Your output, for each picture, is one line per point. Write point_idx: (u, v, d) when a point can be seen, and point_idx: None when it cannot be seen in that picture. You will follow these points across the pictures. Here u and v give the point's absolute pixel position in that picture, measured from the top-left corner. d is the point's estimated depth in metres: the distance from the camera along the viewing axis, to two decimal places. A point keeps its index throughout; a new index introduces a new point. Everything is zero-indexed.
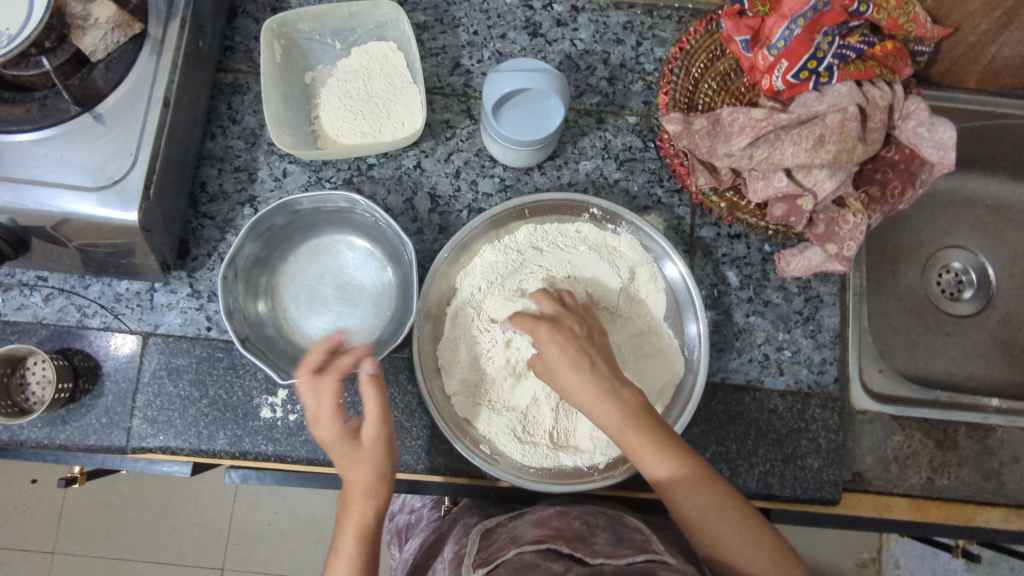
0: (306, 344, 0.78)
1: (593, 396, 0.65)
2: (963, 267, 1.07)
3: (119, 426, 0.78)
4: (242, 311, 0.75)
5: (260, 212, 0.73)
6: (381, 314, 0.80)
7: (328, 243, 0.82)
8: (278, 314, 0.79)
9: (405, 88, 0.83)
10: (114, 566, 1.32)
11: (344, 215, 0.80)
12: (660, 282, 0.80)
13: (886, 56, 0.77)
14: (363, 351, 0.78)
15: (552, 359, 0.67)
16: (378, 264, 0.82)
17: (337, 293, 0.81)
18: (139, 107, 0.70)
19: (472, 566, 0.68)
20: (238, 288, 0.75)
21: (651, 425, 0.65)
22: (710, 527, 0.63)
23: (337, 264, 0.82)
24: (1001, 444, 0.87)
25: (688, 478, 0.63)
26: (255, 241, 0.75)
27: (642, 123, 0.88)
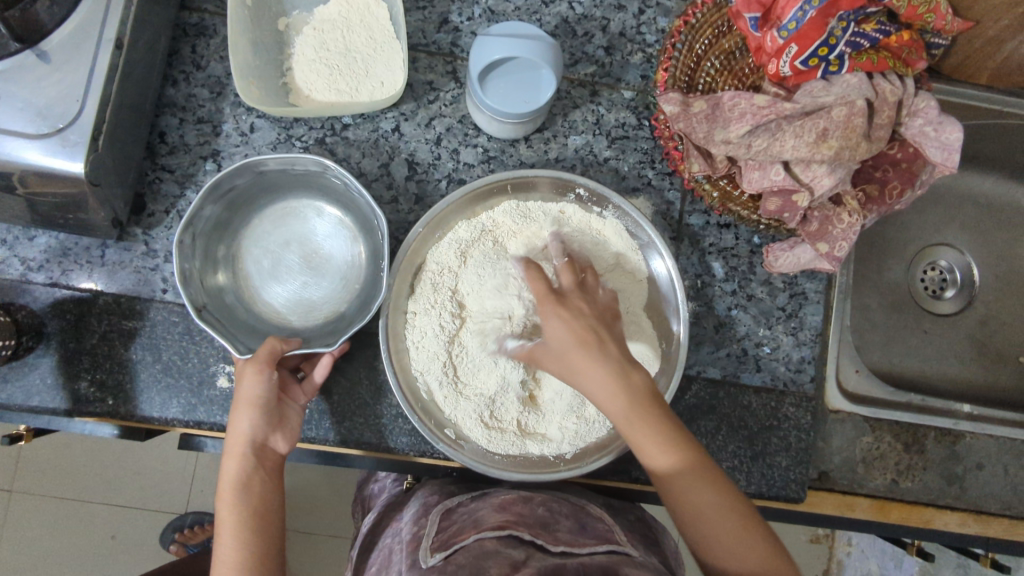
0: (268, 315, 0.74)
1: (602, 381, 0.59)
2: (949, 265, 1.05)
3: (66, 387, 0.74)
4: (200, 278, 0.70)
5: (221, 172, 0.67)
6: (349, 286, 0.76)
7: (296, 208, 0.77)
8: (238, 282, 0.75)
9: (386, 43, 0.77)
10: (69, 506, 1.27)
11: (313, 181, 0.75)
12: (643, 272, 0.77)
13: (901, 47, 0.72)
14: (328, 327, 0.74)
15: (560, 335, 0.60)
16: (347, 233, 0.77)
17: (302, 263, 0.76)
18: (88, 47, 0.64)
19: (430, 550, 0.65)
20: (196, 254, 0.70)
21: (669, 428, 0.59)
22: (716, 541, 0.58)
23: (304, 232, 0.77)
24: (968, 450, 0.87)
25: (692, 473, 0.58)
26: (215, 203, 0.70)
27: (638, 99, 0.83)
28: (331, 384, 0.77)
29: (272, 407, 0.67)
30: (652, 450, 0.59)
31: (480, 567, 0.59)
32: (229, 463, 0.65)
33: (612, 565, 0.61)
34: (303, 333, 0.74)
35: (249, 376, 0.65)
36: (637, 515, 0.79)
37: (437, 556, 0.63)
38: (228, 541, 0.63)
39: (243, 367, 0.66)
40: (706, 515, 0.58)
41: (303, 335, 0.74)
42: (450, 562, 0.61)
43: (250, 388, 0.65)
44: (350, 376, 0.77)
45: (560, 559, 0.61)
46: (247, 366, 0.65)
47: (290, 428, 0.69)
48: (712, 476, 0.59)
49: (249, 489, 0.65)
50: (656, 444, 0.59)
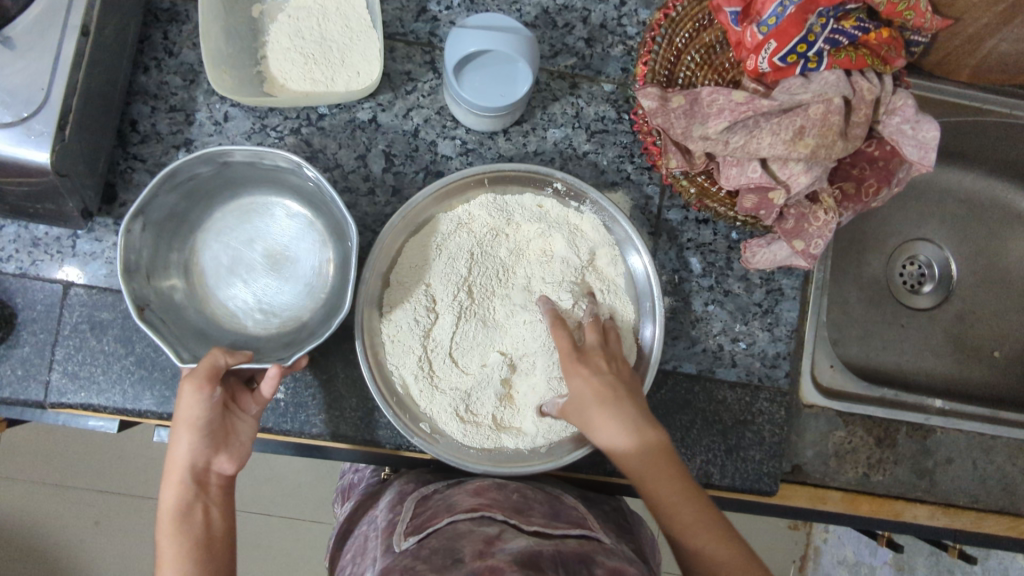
0: (223, 319, 0.74)
1: (618, 434, 0.64)
2: (928, 261, 1.06)
3: (37, 378, 0.73)
4: (151, 274, 0.69)
5: (181, 161, 0.66)
6: (312, 293, 0.76)
7: (262, 205, 0.77)
8: (194, 279, 0.74)
9: (362, 32, 0.76)
10: (52, 494, 1.27)
11: (282, 179, 0.74)
12: (616, 267, 0.77)
13: (880, 44, 0.71)
14: (284, 338, 0.74)
15: (581, 391, 0.67)
16: (316, 239, 0.77)
17: (265, 263, 0.76)
18: (53, 32, 0.62)
19: (404, 534, 0.65)
20: (146, 245, 0.68)
21: (627, 412, 0.65)
22: (683, 523, 0.61)
23: (271, 231, 0.77)
24: (938, 445, 0.88)
25: (645, 456, 0.64)
26: (174, 193, 0.69)
27: (618, 92, 0.82)
28: (306, 376, 0.76)
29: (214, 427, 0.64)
30: (607, 431, 0.65)
31: (451, 549, 0.60)
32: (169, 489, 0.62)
33: (585, 552, 0.61)
34: (259, 340, 0.73)
35: (188, 396, 0.61)
36: (612, 506, 0.80)
37: (411, 541, 0.63)
38: (170, 575, 0.61)
39: (182, 386, 0.62)
40: (668, 501, 0.62)
41: (260, 341, 0.74)
42: (423, 547, 0.61)
43: (189, 409, 0.62)
44: (326, 369, 0.77)
45: (534, 538, 0.61)
46: (185, 385, 0.61)
47: (235, 447, 0.66)
48: (671, 463, 0.64)
49: (192, 514, 0.63)
50: (612, 427, 0.65)
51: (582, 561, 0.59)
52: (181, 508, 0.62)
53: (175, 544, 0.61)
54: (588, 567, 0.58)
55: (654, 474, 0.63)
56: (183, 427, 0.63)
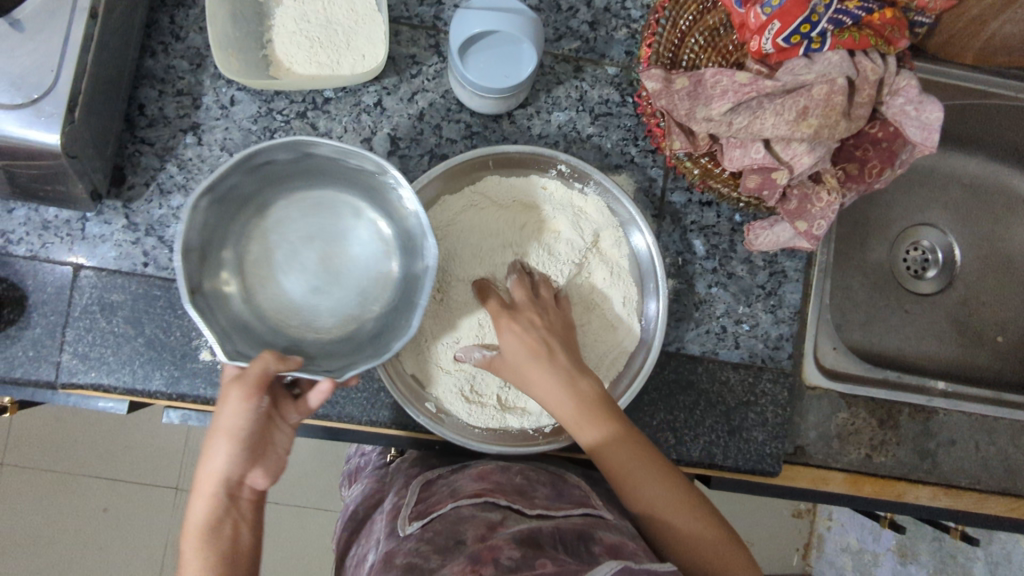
0: (270, 316, 0.69)
1: (555, 394, 0.67)
2: (931, 245, 1.06)
3: (48, 359, 0.74)
4: (204, 254, 0.64)
5: (262, 144, 0.61)
6: (365, 305, 0.72)
7: (330, 203, 0.72)
8: (247, 268, 0.69)
9: (367, 15, 0.76)
10: (64, 479, 1.28)
11: (364, 182, 0.69)
12: (620, 247, 0.78)
13: (884, 25, 0.72)
14: (332, 344, 0.70)
15: (513, 346, 0.68)
16: (380, 247, 0.73)
17: (322, 262, 0.72)
18: (61, 16, 0.63)
19: (408, 519, 0.66)
20: (205, 225, 0.63)
21: (600, 406, 0.67)
22: (656, 504, 0.64)
23: (332, 229, 0.73)
24: (940, 426, 0.89)
25: (624, 452, 0.65)
26: (244, 172, 0.64)
27: (622, 75, 0.83)
28: None
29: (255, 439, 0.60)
30: (562, 409, 0.67)
31: (456, 533, 0.61)
32: (202, 500, 0.58)
33: (586, 527, 0.62)
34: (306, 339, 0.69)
35: (233, 401, 0.58)
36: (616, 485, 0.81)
37: (414, 526, 0.64)
38: None
39: (227, 390, 0.58)
40: (646, 492, 0.64)
41: (310, 343, 0.69)
42: (428, 530, 0.63)
43: (232, 418, 0.58)
44: None
45: (536, 521, 0.62)
46: (232, 391, 0.58)
47: (273, 462, 0.62)
48: (639, 445, 0.66)
49: (219, 531, 0.58)
50: (566, 403, 0.67)
51: (580, 537, 0.60)
52: (207, 524, 0.58)
53: (198, 559, 0.56)
54: (586, 543, 0.59)
55: (628, 461, 0.65)
56: (223, 436, 0.59)
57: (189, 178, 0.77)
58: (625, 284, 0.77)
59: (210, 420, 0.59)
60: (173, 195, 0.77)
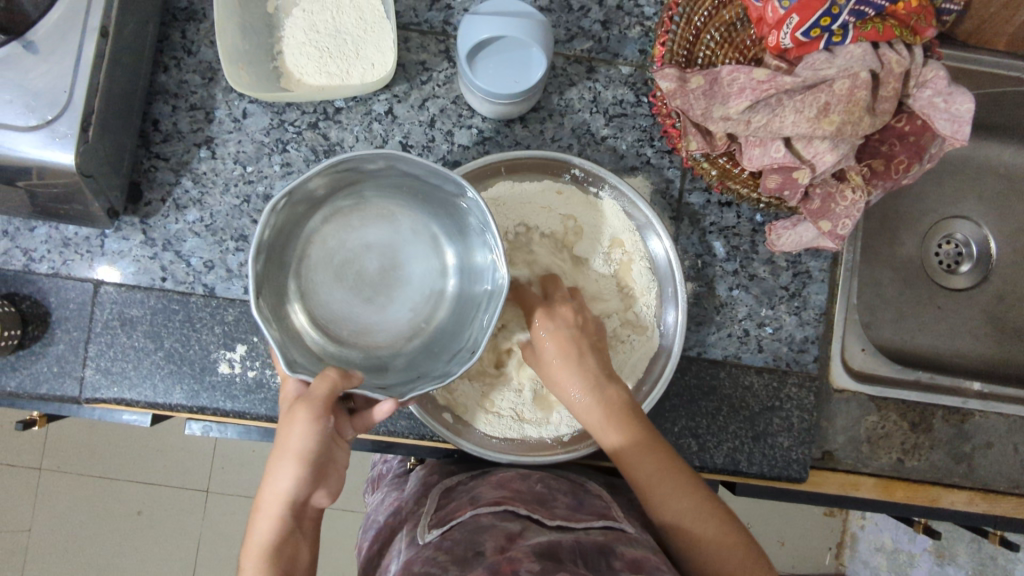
0: (325, 319, 0.64)
1: (582, 400, 0.67)
2: (964, 239, 1.02)
3: (72, 375, 0.75)
4: (273, 246, 0.59)
5: (352, 153, 0.56)
6: (419, 323, 0.67)
7: (394, 214, 0.67)
8: (306, 265, 0.64)
9: (376, 23, 0.76)
10: (96, 484, 1.31)
11: (442, 207, 0.65)
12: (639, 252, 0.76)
13: (909, 14, 0.68)
14: (384, 358, 0.64)
15: (546, 347, 0.67)
16: (439, 270, 0.68)
17: (380, 274, 0.67)
18: (73, 36, 0.63)
19: (428, 527, 0.66)
20: (281, 220, 0.58)
21: (631, 419, 0.66)
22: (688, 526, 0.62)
23: (394, 242, 0.68)
24: (976, 429, 0.85)
25: (662, 478, 0.64)
26: (324, 177, 0.58)
27: (636, 75, 0.81)
28: None
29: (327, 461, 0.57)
30: (593, 418, 0.66)
31: (475, 541, 0.60)
32: (263, 520, 0.56)
33: (606, 541, 0.61)
34: (360, 350, 0.64)
35: (300, 421, 0.55)
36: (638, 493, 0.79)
37: (433, 534, 0.63)
38: None
39: (295, 410, 0.55)
40: (675, 507, 0.63)
41: (367, 360, 0.64)
42: (446, 538, 0.62)
43: (299, 440, 0.55)
44: None
45: (558, 533, 0.62)
46: (301, 415, 0.55)
47: (336, 481, 0.58)
48: (670, 462, 0.65)
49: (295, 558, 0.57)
50: (595, 412, 0.66)
51: (602, 552, 0.59)
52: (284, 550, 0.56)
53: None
54: (608, 559, 0.58)
55: (662, 481, 0.64)
56: (290, 459, 0.55)
57: (204, 192, 0.77)
58: (646, 290, 0.75)
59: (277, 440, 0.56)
60: (189, 210, 0.77)
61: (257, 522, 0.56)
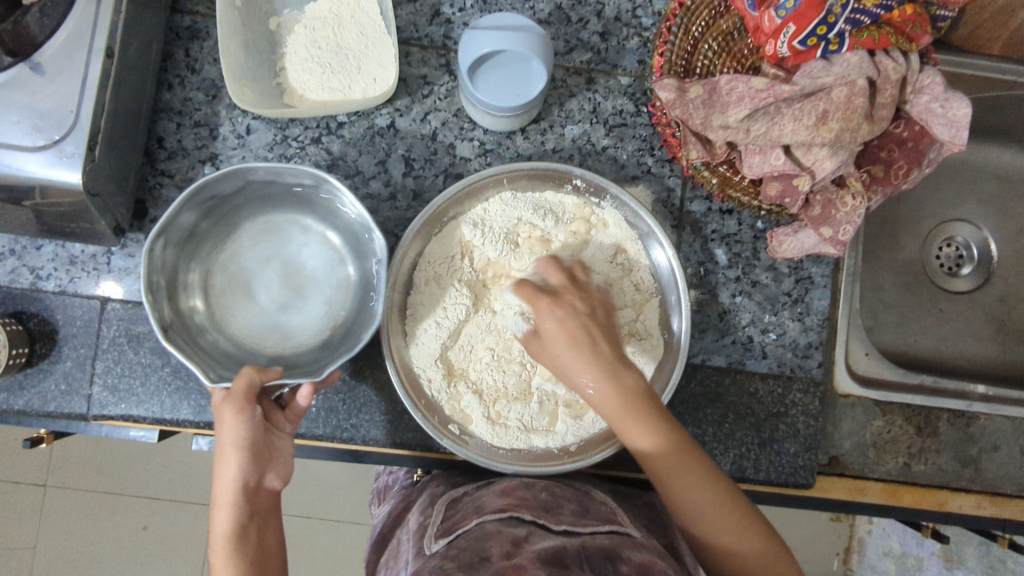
0: (249, 333, 0.76)
1: (593, 386, 0.63)
2: (965, 242, 1.02)
3: (79, 393, 0.76)
4: (172, 289, 0.71)
5: (204, 179, 0.67)
6: (332, 311, 0.77)
7: (278, 225, 0.78)
8: (213, 295, 0.76)
9: (377, 38, 0.76)
10: (102, 500, 1.31)
11: (299, 197, 0.75)
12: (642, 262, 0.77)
13: (904, 22, 0.69)
14: (307, 350, 0.76)
15: (554, 335, 0.63)
16: (335, 256, 0.78)
17: (283, 283, 0.78)
18: (80, 57, 0.64)
19: (434, 537, 0.66)
20: (169, 259, 0.70)
21: (649, 408, 0.63)
22: (709, 522, 0.62)
23: (282, 251, 0.78)
24: (982, 432, 0.85)
25: (683, 469, 0.62)
26: (194, 211, 0.70)
27: (636, 85, 0.82)
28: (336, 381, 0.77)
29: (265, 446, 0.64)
30: (605, 407, 0.63)
31: (481, 548, 0.59)
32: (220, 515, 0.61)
33: (612, 547, 0.61)
34: (286, 352, 0.76)
35: (228, 417, 0.62)
36: (646, 502, 0.79)
37: (440, 543, 0.63)
38: None
39: (221, 409, 0.63)
40: (696, 501, 0.62)
41: (290, 356, 0.76)
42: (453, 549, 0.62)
43: (231, 432, 0.62)
44: (355, 373, 0.78)
45: (562, 536, 0.62)
46: (225, 409, 0.62)
47: (281, 464, 0.65)
48: (689, 453, 0.63)
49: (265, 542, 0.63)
50: (610, 403, 0.62)
51: (608, 557, 0.58)
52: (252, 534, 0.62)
53: (229, 566, 0.59)
54: (614, 563, 0.58)
55: (680, 474, 0.62)
56: (229, 452, 0.62)
57: None
58: (645, 300, 0.76)
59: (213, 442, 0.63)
60: None
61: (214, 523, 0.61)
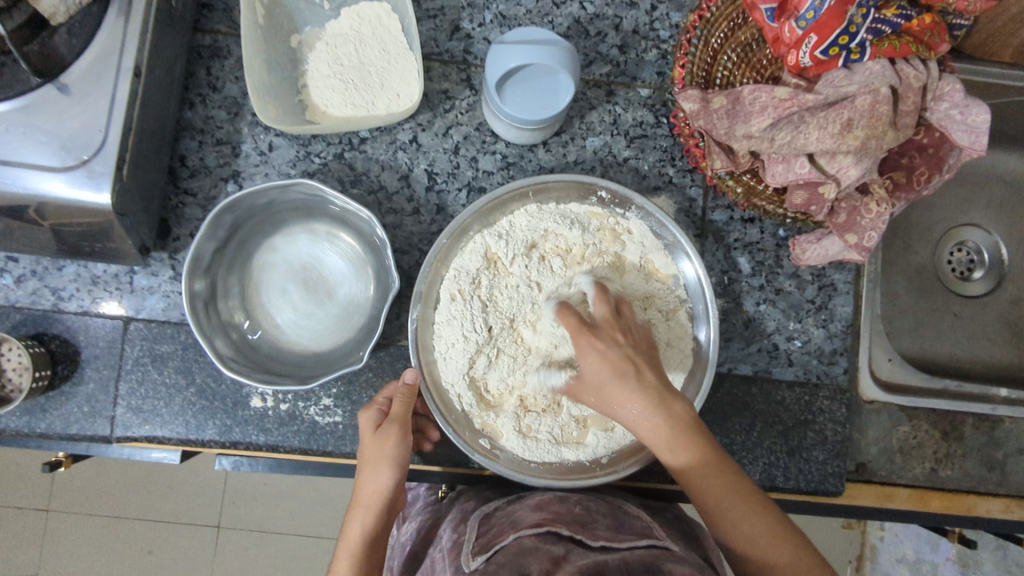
0: (290, 338, 0.77)
1: (635, 416, 0.62)
2: (976, 246, 1.03)
3: (103, 415, 0.75)
4: (212, 319, 0.72)
5: (215, 212, 0.68)
6: (358, 295, 0.78)
7: (289, 233, 0.79)
8: (249, 309, 0.77)
9: (399, 54, 0.76)
10: (108, 524, 1.28)
11: (278, 204, 0.76)
12: (669, 278, 0.77)
13: (922, 31, 0.70)
14: (357, 338, 0.76)
15: (597, 370, 0.62)
16: (339, 243, 0.79)
17: (307, 285, 0.78)
18: (108, 77, 0.64)
19: (471, 554, 0.65)
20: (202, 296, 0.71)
21: (693, 435, 0.62)
22: (763, 551, 0.59)
23: (301, 256, 0.79)
24: (1007, 435, 0.86)
25: (733, 502, 0.61)
26: (213, 240, 0.71)
27: (655, 96, 0.82)
28: (362, 398, 0.76)
29: (374, 451, 0.67)
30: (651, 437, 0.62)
31: (520, 563, 0.59)
32: (362, 514, 0.66)
33: (652, 558, 0.60)
34: (339, 350, 0.76)
35: (393, 433, 0.68)
36: (676, 514, 0.78)
37: (478, 560, 0.63)
38: None
39: (387, 425, 0.68)
40: (744, 530, 0.60)
41: (331, 351, 0.76)
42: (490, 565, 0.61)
43: (389, 446, 0.67)
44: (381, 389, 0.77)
45: (602, 553, 0.61)
46: (394, 425, 0.68)
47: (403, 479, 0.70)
48: (733, 478, 0.62)
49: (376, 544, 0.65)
50: (652, 432, 0.62)
51: (647, 568, 0.58)
52: (370, 535, 0.65)
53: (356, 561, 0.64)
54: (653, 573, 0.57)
55: (728, 506, 0.61)
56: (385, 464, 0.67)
57: None
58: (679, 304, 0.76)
59: (370, 450, 0.68)
60: None
61: (354, 517, 0.66)
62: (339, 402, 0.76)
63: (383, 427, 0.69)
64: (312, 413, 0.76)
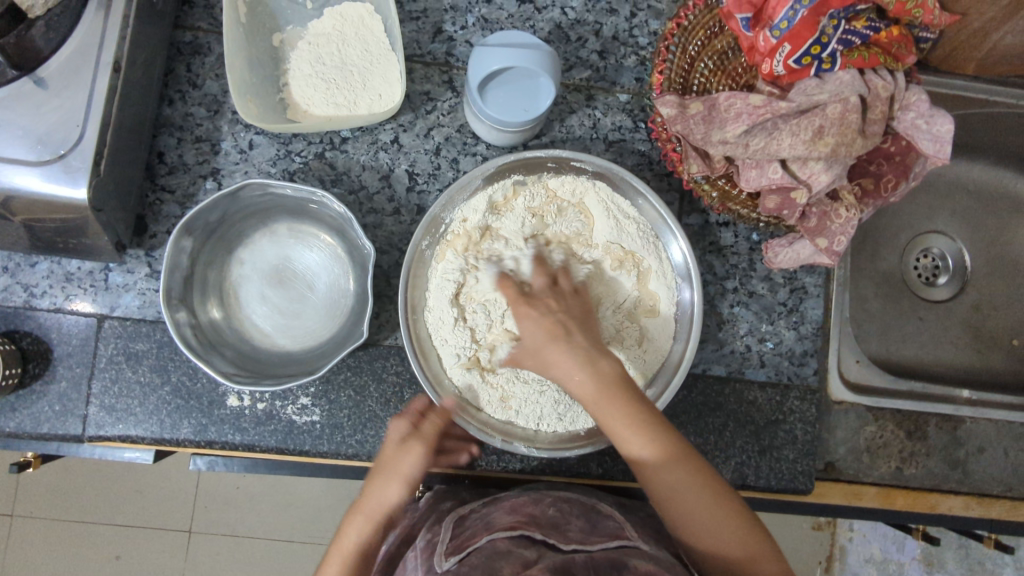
0: (276, 337, 0.77)
1: (574, 375, 0.62)
2: (941, 253, 1.06)
3: (74, 414, 0.74)
4: (194, 322, 0.72)
5: (190, 213, 0.68)
6: (338, 285, 0.78)
7: (259, 237, 0.78)
8: (229, 314, 0.77)
9: (382, 55, 0.77)
10: (75, 529, 1.26)
11: (238, 213, 0.75)
12: (516, 187, 0.75)
13: (891, 43, 0.72)
14: (348, 321, 0.76)
15: (532, 333, 0.64)
16: (312, 239, 0.79)
17: (283, 287, 0.78)
18: (86, 72, 0.63)
19: (444, 554, 0.65)
20: (180, 295, 0.71)
21: (626, 395, 0.61)
22: (691, 509, 0.61)
23: (273, 259, 0.79)
24: (968, 435, 0.88)
25: (666, 458, 0.61)
26: (192, 237, 0.71)
27: (633, 102, 0.84)
28: (341, 397, 0.76)
29: (395, 464, 0.65)
30: (584, 395, 0.62)
31: (493, 566, 0.59)
32: (357, 527, 0.65)
33: (621, 557, 0.61)
34: (336, 334, 0.75)
35: (415, 450, 0.66)
36: (650, 511, 0.79)
37: (451, 562, 0.63)
38: None
39: (411, 441, 0.66)
40: (672, 482, 0.61)
41: (319, 344, 0.76)
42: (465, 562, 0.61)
43: (408, 462, 0.66)
44: (360, 389, 0.77)
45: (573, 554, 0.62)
46: (420, 444, 0.66)
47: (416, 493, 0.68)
48: (669, 434, 0.61)
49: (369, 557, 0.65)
50: (584, 391, 0.62)
51: (615, 566, 0.59)
52: (362, 548, 0.65)
53: (340, 571, 0.64)
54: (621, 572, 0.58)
55: (662, 463, 0.61)
56: (399, 479, 0.66)
57: None
58: (540, 181, 0.76)
59: (386, 463, 0.66)
60: None
61: (350, 525, 0.65)
62: (317, 401, 0.76)
63: (407, 442, 0.67)
64: (289, 412, 0.76)
